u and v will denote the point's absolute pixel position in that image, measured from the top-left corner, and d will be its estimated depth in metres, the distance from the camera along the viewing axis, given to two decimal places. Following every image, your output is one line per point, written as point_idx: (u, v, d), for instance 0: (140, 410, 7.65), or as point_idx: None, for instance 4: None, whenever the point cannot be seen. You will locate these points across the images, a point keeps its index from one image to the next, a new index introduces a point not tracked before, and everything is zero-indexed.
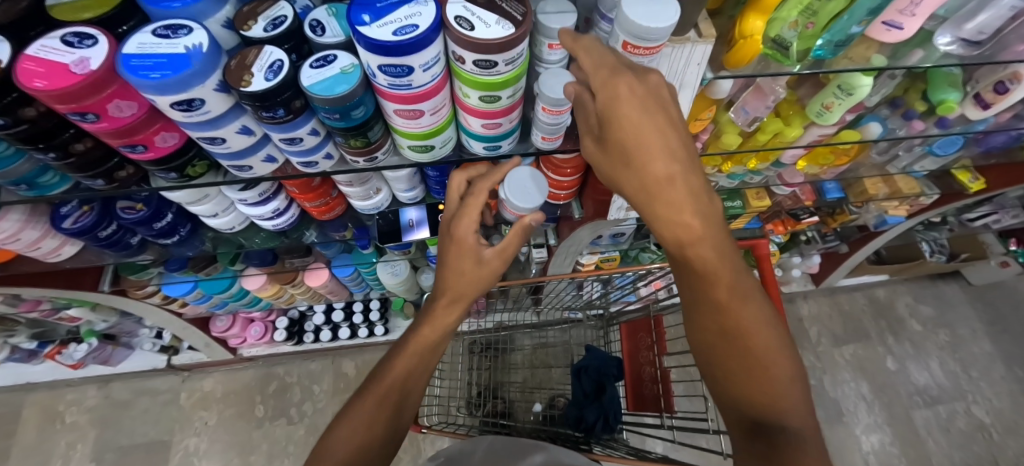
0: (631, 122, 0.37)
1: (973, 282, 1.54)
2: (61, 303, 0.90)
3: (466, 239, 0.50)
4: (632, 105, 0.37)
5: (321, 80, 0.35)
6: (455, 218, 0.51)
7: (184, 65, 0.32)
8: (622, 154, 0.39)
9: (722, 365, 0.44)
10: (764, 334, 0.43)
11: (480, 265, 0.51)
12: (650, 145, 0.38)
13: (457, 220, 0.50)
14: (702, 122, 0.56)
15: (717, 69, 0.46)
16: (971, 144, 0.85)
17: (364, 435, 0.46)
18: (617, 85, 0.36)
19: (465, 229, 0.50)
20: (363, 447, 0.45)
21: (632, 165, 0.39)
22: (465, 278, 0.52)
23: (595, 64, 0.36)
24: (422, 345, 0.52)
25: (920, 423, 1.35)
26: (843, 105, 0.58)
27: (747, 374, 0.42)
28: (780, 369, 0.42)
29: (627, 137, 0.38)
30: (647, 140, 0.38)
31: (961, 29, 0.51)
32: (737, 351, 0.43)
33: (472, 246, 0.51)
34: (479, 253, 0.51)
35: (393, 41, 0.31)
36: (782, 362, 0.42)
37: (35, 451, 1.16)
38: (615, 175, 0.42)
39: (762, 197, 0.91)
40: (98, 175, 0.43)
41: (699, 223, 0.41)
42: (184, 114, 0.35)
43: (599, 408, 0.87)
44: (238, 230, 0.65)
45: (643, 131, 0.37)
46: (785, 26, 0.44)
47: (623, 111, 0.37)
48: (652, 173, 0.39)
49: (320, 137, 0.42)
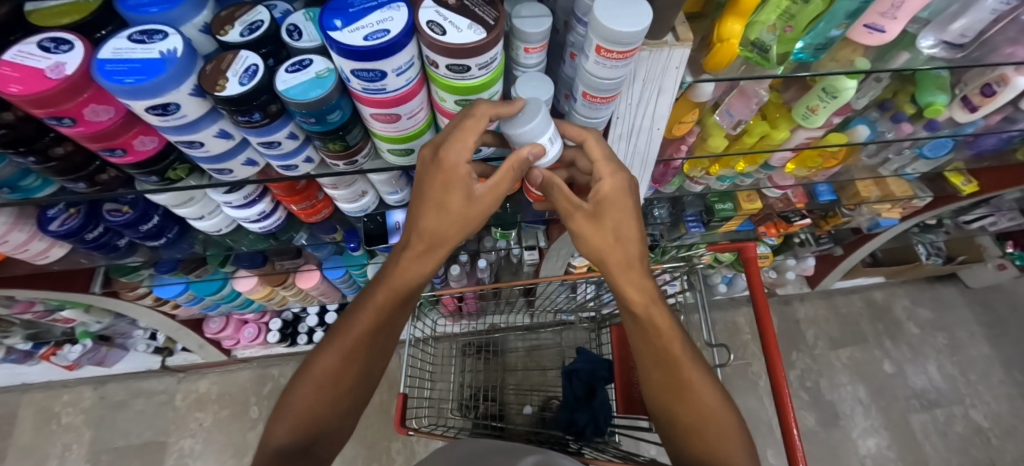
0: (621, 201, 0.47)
1: (971, 285, 1.53)
2: (54, 304, 0.90)
3: (456, 174, 0.44)
4: (624, 196, 0.47)
5: (296, 84, 0.36)
6: (445, 149, 0.41)
7: (157, 69, 0.32)
8: (608, 229, 0.48)
9: (681, 419, 0.48)
10: (715, 400, 0.47)
11: (470, 202, 0.47)
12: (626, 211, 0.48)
13: (446, 147, 0.41)
14: (685, 125, 0.56)
15: (698, 73, 0.46)
16: (963, 147, 0.84)
17: (324, 391, 0.49)
18: (617, 179, 0.46)
19: (458, 159, 0.42)
20: (326, 402, 0.48)
21: (612, 229, 0.48)
22: (447, 217, 0.47)
23: (605, 160, 0.45)
24: (389, 296, 0.51)
25: (917, 427, 1.34)
26: (828, 108, 0.58)
27: (706, 441, 0.46)
28: (734, 436, 0.46)
29: (612, 221, 0.48)
30: (625, 226, 0.48)
31: (944, 32, 0.50)
32: (695, 417, 0.47)
33: (461, 183, 0.45)
34: (470, 188, 0.46)
35: (364, 46, 0.31)
36: (735, 427, 0.46)
37: (30, 451, 1.17)
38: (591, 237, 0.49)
39: (754, 200, 0.91)
40: (79, 178, 0.43)
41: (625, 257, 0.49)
42: (160, 118, 0.35)
43: (590, 413, 0.87)
44: (226, 232, 0.66)
45: (624, 215, 0.48)
46: (764, 29, 0.44)
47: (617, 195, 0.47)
48: (617, 252, 0.49)
49: (299, 140, 0.42)
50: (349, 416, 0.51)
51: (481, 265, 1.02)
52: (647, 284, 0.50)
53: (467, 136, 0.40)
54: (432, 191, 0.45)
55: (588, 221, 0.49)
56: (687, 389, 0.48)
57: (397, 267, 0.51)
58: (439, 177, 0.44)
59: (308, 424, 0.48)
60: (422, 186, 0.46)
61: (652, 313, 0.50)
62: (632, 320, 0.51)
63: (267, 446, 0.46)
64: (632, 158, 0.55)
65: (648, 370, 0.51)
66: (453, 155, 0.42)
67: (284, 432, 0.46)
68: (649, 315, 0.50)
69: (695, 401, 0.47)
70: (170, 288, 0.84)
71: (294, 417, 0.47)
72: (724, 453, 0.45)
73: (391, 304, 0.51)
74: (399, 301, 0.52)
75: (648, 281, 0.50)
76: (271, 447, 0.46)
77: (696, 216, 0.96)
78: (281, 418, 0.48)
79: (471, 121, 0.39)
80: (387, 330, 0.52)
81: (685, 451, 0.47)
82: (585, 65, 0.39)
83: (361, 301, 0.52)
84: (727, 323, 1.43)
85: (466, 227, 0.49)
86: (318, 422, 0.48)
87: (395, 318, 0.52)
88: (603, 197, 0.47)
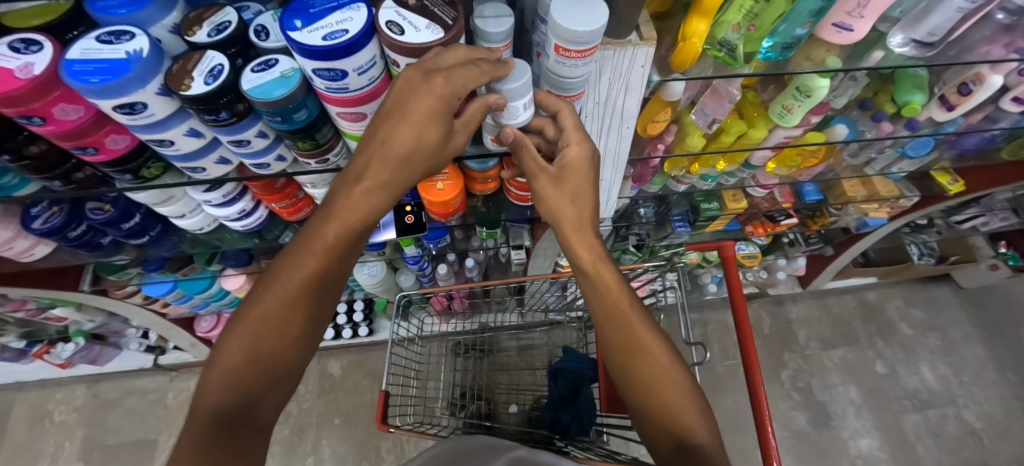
0: (583, 171, 0.48)
1: (965, 285, 1.53)
2: (45, 303, 0.91)
3: (443, 107, 0.37)
4: (588, 166, 0.48)
5: (261, 83, 0.36)
6: (444, 76, 0.34)
7: (122, 69, 0.33)
8: (567, 191, 0.49)
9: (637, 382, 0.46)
10: (665, 356, 0.46)
11: (447, 138, 0.41)
12: (585, 177, 0.49)
13: (451, 75, 0.34)
14: (659, 125, 0.57)
15: (666, 72, 0.47)
16: (946, 146, 0.84)
17: (243, 351, 0.39)
18: (584, 147, 0.46)
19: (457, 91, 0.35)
20: (246, 365, 0.38)
21: (573, 194, 0.50)
22: (420, 147, 0.40)
23: (577, 129, 0.45)
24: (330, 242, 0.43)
25: (909, 428, 1.33)
26: (803, 107, 0.59)
27: (661, 400, 0.44)
28: (688, 396, 0.44)
29: (573, 185, 0.49)
30: (583, 192, 0.50)
31: (914, 31, 0.51)
32: (648, 377, 0.45)
33: (443, 118, 0.39)
34: (450, 122, 0.40)
35: (321, 46, 0.32)
36: (689, 387, 0.45)
37: (23, 449, 1.18)
38: (550, 202, 0.50)
39: (739, 199, 0.91)
40: (55, 176, 0.44)
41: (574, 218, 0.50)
42: (128, 117, 0.36)
43: (574, 412, 0.88)
44: (209, 231, 0.66)
45: (584, 179, 0.49)
46: (730, 28, 0.44)
47: (585, 164, 0.48)
48: (571, 210, 0.50)
49: (269, 139, 0.43)
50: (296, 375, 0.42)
51: (469, 264, 1.03)
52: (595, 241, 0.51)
53: (464, 74, 0.34)
54: (411, 117, 0.37)
55: (550, 183, 0.49)
56: (638, 346, 0.47)
57: (347, 199, 0.43)
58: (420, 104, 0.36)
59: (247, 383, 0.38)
60: (400, 110, 0.37)
61: (600, 270, 0.50)
62: (584, 278, 0.51)
63: (193, 416, 0.36)
64: (604, 156, 0.55)
65: (602, 331, 0.49)
66: (455, 85, 0.34)
67: (216, 394, 0.36)
68: (598, 270, 0.50)
69: (646, 358, 0.46)
70: (158, 287, 0.85)
71: (221, 377, 0.37)
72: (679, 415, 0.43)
73: (343, 243, 0.44)
74: (353, 239, 0.44)
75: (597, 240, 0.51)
76: (200, 413, 0.35)
77: (682, 216, 0.96)
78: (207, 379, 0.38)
79: (473, 64, 0.35)
80: (340, 275, 0.44)
81: (639, 411, 0.46)
82: (547, 64, 0.40)
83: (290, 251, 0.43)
84: (718, 323, 1.43)
85: (429, 156, 0.41)
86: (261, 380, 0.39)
87: (346, 265, 0.45)
88: (568, 162, 0.47)
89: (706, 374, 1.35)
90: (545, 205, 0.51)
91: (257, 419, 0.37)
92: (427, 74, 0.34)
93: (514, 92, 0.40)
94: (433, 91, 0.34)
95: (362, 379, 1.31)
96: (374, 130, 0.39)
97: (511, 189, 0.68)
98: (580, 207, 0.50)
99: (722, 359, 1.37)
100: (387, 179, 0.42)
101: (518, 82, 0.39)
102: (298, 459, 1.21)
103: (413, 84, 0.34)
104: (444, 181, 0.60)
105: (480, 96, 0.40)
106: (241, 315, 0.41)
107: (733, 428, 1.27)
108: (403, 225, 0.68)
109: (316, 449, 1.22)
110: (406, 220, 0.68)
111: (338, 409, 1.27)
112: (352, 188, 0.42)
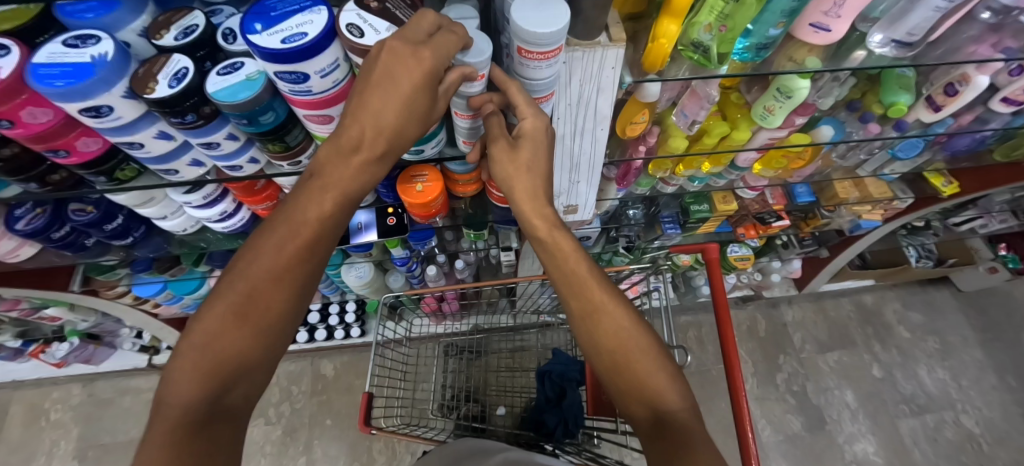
0: (531, 137, 0.44)
1: (964, 289, 1.51)
2: (38, 302, 0.92)
3: (430, 79, 0.36)
4: (545, 136, 0.45)
5: (225, 86, 0.36)
6: (432, 49, 0.34)
7: (87, 73, 0.33)
8: (522, 162, 0.46)
9: (604, 351, 0.46)
10: (625, 319, 0.46)
11: (434, 109, 0.39)
12: (532, 149, 0.45)
13: (438, 40, 0.34)
14: (637, 126, 0.56)
15: (639, 74, 0.47)
16: (937, 148, 0.84)
17: (206, 338, 0.39)
18: (540, 120, 0.43)
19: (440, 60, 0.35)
20: (220, 351, 0.39)
21: (516, 156, 0.46)
22: (409, 119, 0.39)
23: (528, 104, 0.42)
24: (310, 228, 0.43)
25: (905, 432, 1.32)
26: (784, 108, 0.58)
27: (626, 371, 0.45)
28: (654, 359, 0.45)
29: (526, 158, 0.46)
30: (538, 162, 0.47)
31: (892, 31, 0.50)
32: (612, 348, 0.46)
33: (432, 94, 0.38)
34: (435, 91, 0.37)
35: (279, 49, 0.31)
36: (652, 348, 0.46)
37: (19, 447, 1.19)
38: (501, 169, 0.48)
39: (729, 201, 0.91)
40: (30, 178, 0.44)
41: (523, 189, 0.48)
42: (95, 120, 0.36)
43: (560, 414, 0.88)
44: (192, 232, 0.67)
45: (538, 158, 0.47)
46: (701, 29, 0.44)
47: (541, 134, 0.45)
48: (525, 180, 0.48)
49: (240, 141, 0.43)
50: (281, 352, 0.43)
51: (459, 266, 1.02)
52: (547, 210, 0.49)
53: (449, 38, 0.35)
54: (400, 87, 0.36)
55: (506, 150, 0.46)
56: (598, 316, 0.47)
57: (337, 165, 0.42)
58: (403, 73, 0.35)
59: (218, 375, 0.38)
60: (389, 83, 0.36)
61: (556, 238, 0.49)
62: (541, 248, 0.50)
63: (158, 421, 0.36)
64: (578, 158, 0.55)
65: (566, 301, 0.50)
66: (440, 57, 0.35)
67: (185, 392, 0.36)
68: (554, 238, 0.49)
69: (607, 328, 0.46)
70: (148, 287, 0.86)
71: (192, 365, 0.38)
72: (646, 381, 0.44)
73: (342, 211, 0.44)
74: (350, 206, 0.44)
75: (549, 208, 0.50)
76: (169, 418, 0.35)
77: (672, 217, 0.95)
78: (170, 379, 0.38)
79: (448, 31, 0.35)
80: (323, 252, 0.44)
81: (610, 381, 0.47)
82: (514, 64, 0.39)
83: (259, 236, 0.43)
84: (712, 325, 1.42)
85: (419, 125, 0.40)
86: (234, 371, 0.39)
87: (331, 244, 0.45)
88: (523, 133, 0.44)
89: (700, 377, 1.35)
90: (498, 172, 0.48)
91: (232, 404, 0.38)
92: (415, 45, 0.34)
93: (475, 65, 0.37)
94: (422, 64, 0.34)
95: (355, 380, 1.32)
96: (350, 99, 0.37)
97: (493, 191, 0.68)
98: (520, 175, 0.47)
99: (716, 362, 1.37)
100: (386, 148, 0.41)
101: (483, 54, 0.37)
102: (290, 459, 1.21)
103: (398, 55, 0.34)
104: (425, 183, 0.60)
105: (454, 66, 0.37)
106: (217, 296, 0.41)
107: (726, 432, 1.26)
108: (385, 227, 0.68)
109: (307, 450, 1.22)
110: (387, 221, 0.68)
111: (330, 409, 1.27)
112: (349, 158, 0.41)
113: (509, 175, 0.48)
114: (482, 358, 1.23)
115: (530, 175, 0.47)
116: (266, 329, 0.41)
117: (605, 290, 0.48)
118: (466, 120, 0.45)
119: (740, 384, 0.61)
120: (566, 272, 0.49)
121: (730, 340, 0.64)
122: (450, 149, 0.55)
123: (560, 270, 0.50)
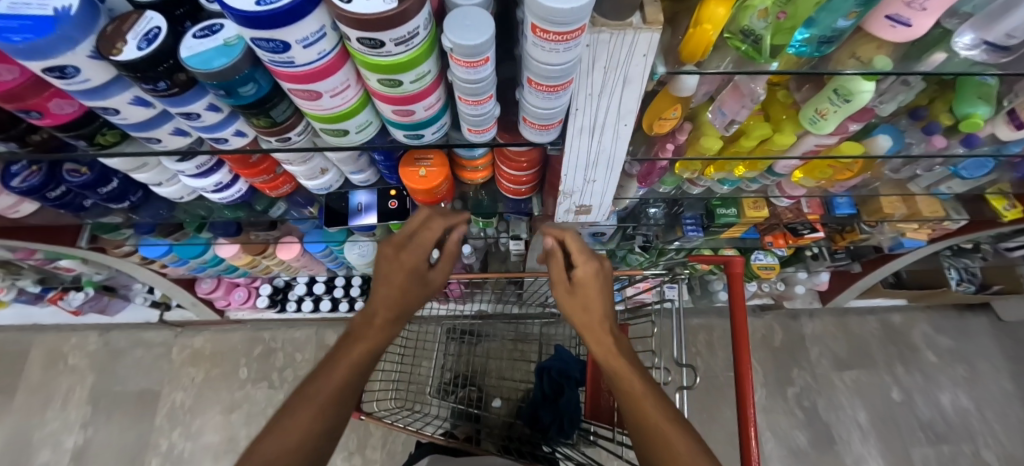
0: (579, 280, 0.54)
1: (1005, 317, 1.40)
2: (51, 254, 0.93)
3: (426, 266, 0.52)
4: (597, 281, 0.54)
5: (200, 52, 0.32)
6: (416, 245, 0.52)
7: (46, 28, 0.29)
8: (577, 303, 0.53)
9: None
10: (682, 434, 0.42)
11: (431, 286, 0.53)
12: (588, 291, 0.53)
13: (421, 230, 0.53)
14: (667, 122, 0.50)
15: (675, 65, 0.40)
16: (1006, 167, 0.74)
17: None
18: (587, 267, 0.54)
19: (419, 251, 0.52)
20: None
21: (575, 294, 0.54)
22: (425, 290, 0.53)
23: (579, 251, 0.55)
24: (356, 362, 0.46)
25: (918, 460, 1.26)
26: (839, 113, 0.51)
27: None
28: None
29: (581, 298, 0.53)
30: (592, 303, 0.53)
31: (987, 31, 0.42)
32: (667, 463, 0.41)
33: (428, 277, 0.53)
34: (425, 270, 0.53)
35: (250, 11, 0.27)
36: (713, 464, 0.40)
37: (41, 387, 1.26)
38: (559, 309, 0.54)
39: (760, 207, 0.85)
40: (8, 138, 0.41)
41: (583, 317, 0.53)
42: (62, 81, 0.33)
43: (554, 410, 0.88)
44: (189, 201, 0.64)
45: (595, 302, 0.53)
46: (755, 15, 0.37)
47: (588, 283, 0.53)
48: (583, 316, 0.53)
49: (223, 113, 0.40)
50: None
51: (467, 252, 0.99)
52: (607, 336, 0.51)
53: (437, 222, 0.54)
54: (404, 275, 0.51)
55: (564, 293, 0.54)
56: (660, 450, 0.42)
57: (374, 311, 0.49)
58: (416, 253, 0.52)
59: None
60: (391, 273, 0.51)
61: (610, 358, 0.49)
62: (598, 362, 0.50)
63: None
64: (596, 157, 0.47)
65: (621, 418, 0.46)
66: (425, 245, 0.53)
67: None
68: (608, 360, 0.49)
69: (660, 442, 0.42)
70: (153, 249, 0.85)
71: None
72: None
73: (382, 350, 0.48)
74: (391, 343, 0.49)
75: (609, 333, 0.51)
76: None
77: (695, 219, 0.89)
78: None
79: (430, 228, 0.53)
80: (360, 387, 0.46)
81: None
82: (527, 45, 0.34)
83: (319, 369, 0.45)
84: (724, 330, 1.36)
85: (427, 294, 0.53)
86: None
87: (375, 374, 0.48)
88: (577, 278, 0.54)
89: (706, 383, 1.31)
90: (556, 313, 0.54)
91: None
92: (404, 248, 0.52)
93: (474, 50, 0.31)
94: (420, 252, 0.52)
95: None
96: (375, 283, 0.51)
97: (504, 182, 0.62)
98: (577, 312, 0.53)
99: (724, 369, 1.32)
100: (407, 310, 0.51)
101: (484, 37, 0.31)
102: None
103: (387, 256, 0.51)
104: (428, 168, 0.56)
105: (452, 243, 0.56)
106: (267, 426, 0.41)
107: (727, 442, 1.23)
108: (386, 210, 0.63)
109: None
110: (389, 204, 0.63)
111: None
112: (374, 321, 0.48)
113: (572, 307, 0.53)
114: (483, 346, 1.21)
115: (585, 308, 0.53)
116: (314, 433, 0.40)
117: (648, 393, 0.45)
118: (471, 107, 0.39)
119: (752, 418, 0.55)
120: (623, 380, 0.47)
121: (748, 372, 0.58)
122: (455, 133, 0.48)
123: (614, 378, 0.48)
